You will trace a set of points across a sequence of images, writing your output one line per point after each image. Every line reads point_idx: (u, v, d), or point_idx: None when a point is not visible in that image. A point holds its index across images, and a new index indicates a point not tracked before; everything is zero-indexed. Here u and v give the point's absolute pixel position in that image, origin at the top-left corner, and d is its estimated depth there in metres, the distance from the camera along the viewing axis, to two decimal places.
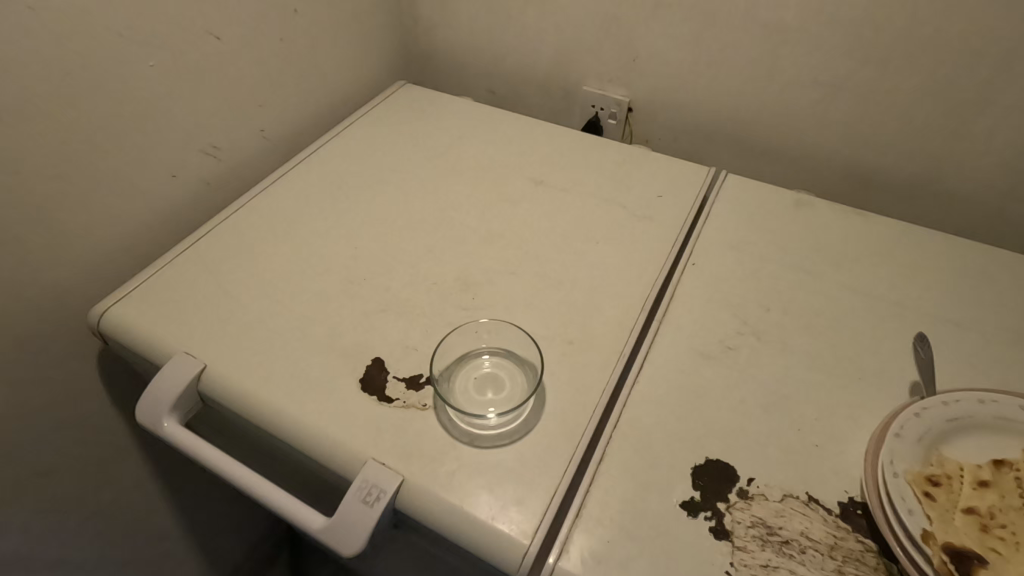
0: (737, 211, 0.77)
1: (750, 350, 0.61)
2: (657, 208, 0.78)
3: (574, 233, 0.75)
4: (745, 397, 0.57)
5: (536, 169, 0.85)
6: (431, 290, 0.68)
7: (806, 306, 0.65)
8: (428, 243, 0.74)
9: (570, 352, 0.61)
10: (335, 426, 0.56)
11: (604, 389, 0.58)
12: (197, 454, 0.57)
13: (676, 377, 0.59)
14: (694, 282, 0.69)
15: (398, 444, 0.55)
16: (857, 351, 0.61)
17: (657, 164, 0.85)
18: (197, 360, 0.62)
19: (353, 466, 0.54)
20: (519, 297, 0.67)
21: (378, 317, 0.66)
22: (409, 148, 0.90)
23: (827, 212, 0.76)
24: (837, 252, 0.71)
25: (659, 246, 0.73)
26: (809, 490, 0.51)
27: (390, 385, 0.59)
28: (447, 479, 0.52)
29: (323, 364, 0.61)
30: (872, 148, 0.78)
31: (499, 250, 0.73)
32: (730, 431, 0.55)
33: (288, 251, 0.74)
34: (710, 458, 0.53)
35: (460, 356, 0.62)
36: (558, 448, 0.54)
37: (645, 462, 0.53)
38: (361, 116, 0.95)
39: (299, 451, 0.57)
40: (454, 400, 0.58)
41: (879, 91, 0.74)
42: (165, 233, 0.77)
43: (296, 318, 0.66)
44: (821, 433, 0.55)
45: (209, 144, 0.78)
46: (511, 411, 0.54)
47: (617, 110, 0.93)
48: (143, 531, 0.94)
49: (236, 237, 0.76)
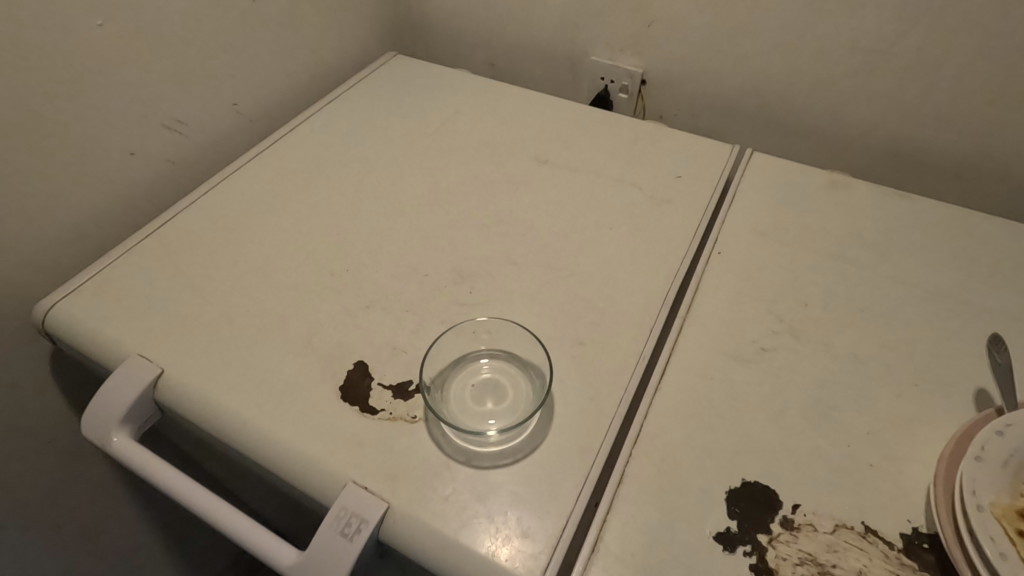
0: (765, 193, 0.69)
1: (787, 352, 0.54)
2: (676, 190, 0.70)
3: (583, 218, 0.67)
4: (784, 407, 0.50)
5: (540, 147, 0.76)
6: (422, 284, 0.60)
7: (849, 300, 0.58)
8: (420, 229, 0.66)
9: (581, 355, 0.53)
10: (310, 442, 0.49)
11: (622, 397, 0.50)
12: (153, 477, 0.49)
13: (704, 383, 0.51)
14: (720, 273, 0.61)
15: (382, 464, 0.47)
16: (911, 353, 0.53)
17: (674, 141, 0.76)
18: (152, 365, 0.54)
19: (330, 491, 0.46)
20: (523, 291, 0.59)
21: (361, 314, 0.58)
22: (400, 124, 0.81)
23: (867, 195, 0.68)
24: (881, 239, 0.63)
25: (680, 233, 0.65)
26: (865, 520, 0.43)
27: (374, 394, 0.51)
28: (440, 505, 0.45)
29: (299, 369, 0.53)
30: (917, 122, 0.70)
31: (499, 237, 0.65)
32: (769, 448, 0.47)
33: (262, 239, 0.66)
34: (747, 480, 0.45)
35: (455, 360, 0.54)
36: (569, 468, 0.46)
37: (671, 485, 0.45)
38: (347, 89, 0.86)
39: (270, 470, 0.49)
40: (448, 413, 0.50)
41: (929, 57, 0.65)
42: (126, 219, 0.69)
43: (269, 315, 0.58)
44: (875, 450, 0.47)
45: (172, 119, 0.69)
46: (515, 427, 0.47)
47: (629, 82, 0.85)
48: (113, 543, 0.87)
49: (205, 224, 0.67)
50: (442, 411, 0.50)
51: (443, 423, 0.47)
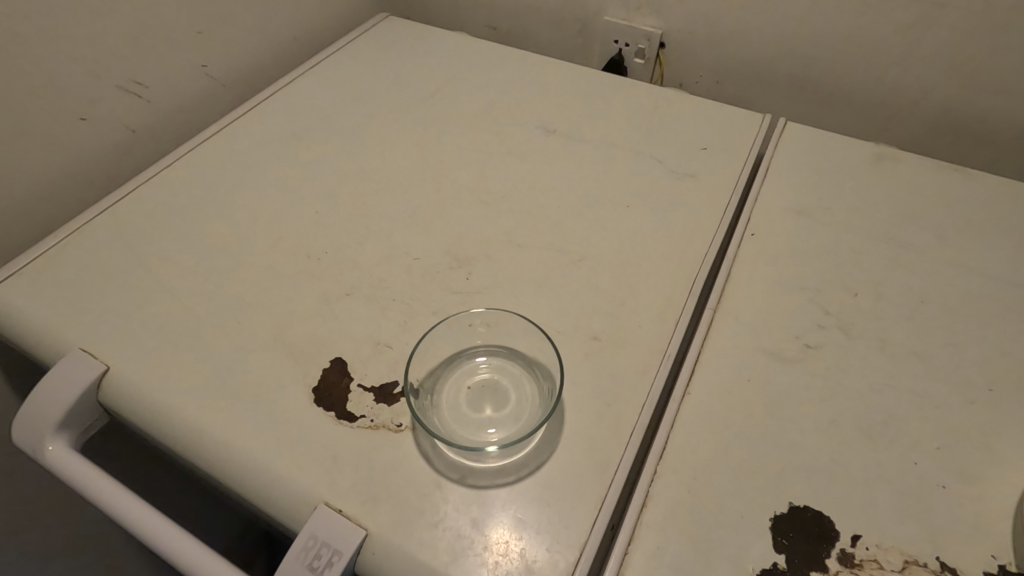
0: (803, 167, 0.61)
1: (837, 350, 0.46)
2: (701, 164, 0.61)
3: (596, 195, 0.59)
4: (837, 416, 0.42)
5: (547, 115, 0.68)
6: (412, 268, 0.52)
7: (906, 290, 0.50)
8: (410, 206, 0.58)
9: (595, 353, 0.46)
10: (277, 455, 0.41)
11: (644, 404, 0.43)
12: (94, 496, 0.42)
13: (741, 387, 0.44)
14: (755, 257, 0.53)
15: (361, 482, 0.39)
16: (981, 351, 0.46)
17: (698, 110, 0.68)
18: (97, 364, 0.46)
19: (300, 514, 0.39)
20: (527, 277, 0.51)
21: (341, 303, 0.50)
22: (390, 90, 0.73)
23: (919, 169, 0.60)
24: (939, 219, 0.55)
25: (708, 212, 0.57)
26: (939, 554, 0.36)
27: (353, 397, 0.44)
28: (430, 533, 0.37)
29: (267, 367, 0.46)
30: (977, 87, 0.61)
31: (500, 216, 0.57)
32: (821, 465, 0.40)
33: (231, 218, 0.58)
34: (797, 505, 0.38)
35: (448, 358, 0.46)
36: (583, 490, 0.39)
37: (705, 510, 0.38)
38: (332, 52, 0.78)
39: (231, 488, 0.42)
40: (440, 423, 0.42)
41: (998, 9, 0.56)
42: (78, 194, 0.61)
43: (235, 304, 0.50)
44: (947, 468, 0.39)
45: (130, 80, 0.61)
46: (519, 442, 0.39)
47: (646, 45, 0.76)
48: (80, 549, 0.80)
49: (168, 200, 0.59)
50: (433, 419, 0.42)
51: (435, 436, 0.40)
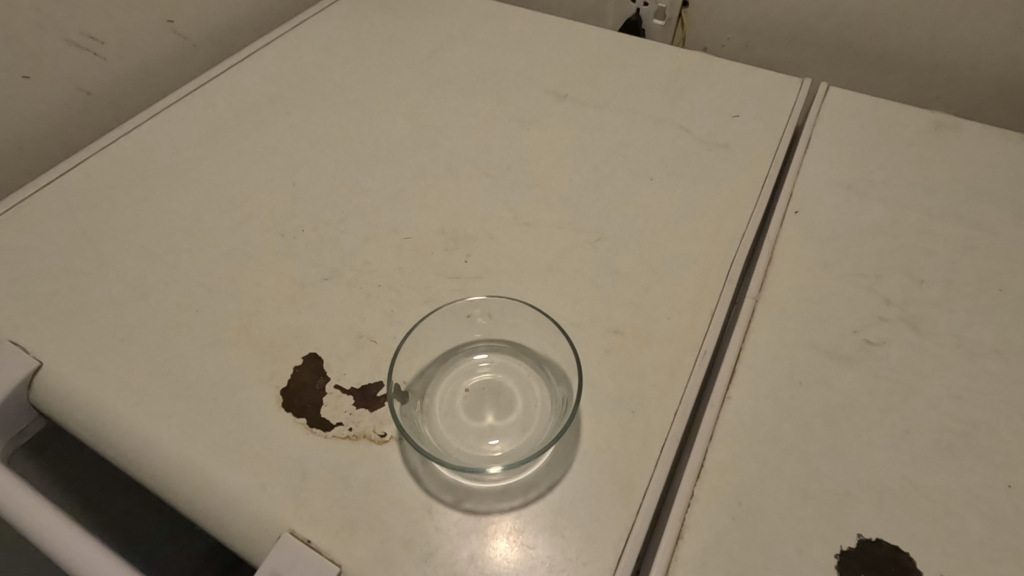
0: (851, 137, 0.53)
1: (903, 348, 0.39)
2: (734, 134, 0.54)
3: (615, 167, 0.51)
4: (909, 427, 0.35)
5: (557, 79, 0.60)
6: (402, 249, 0.45)
7: (980, 277, 0.42)
8: (402, 179, 0.50)
9: (618, 350, 0.39)
10: (237, 472, 0.34)
11: (675, 412, 0.36)
12: (15, 517, 0.35)
13: (792, 391, 0.37)
14: (801, 238, 0.45)
15: (336, 507, 0.33)
16: None
17: (728, 73, 0.60)
18: (28, 358, 0.40)
19: (260, 544, 0.32)
20: (537, 261, 0.44)
21: (318, 289, 0.43)
22: (382, 51, 0.65)
23: (985, 139, 0.52)
24: (1012, 196, 0.48)
25: (743, 187, 0.49)
26: None
27: (329, 401, 0.37)
28: (418, 571, 0.31)
29: (228, 365, 0.39)
30: None
31: (505, 190, 0.49)
32: (894, 489, 0.33)
33: (196, 191, 0.50)
34: (866, 538, 0.31)
35: (442, 355, 0.39)
36: (605, 519, 0.32)
37: (755, 544, 0.31)
38: (316, 11, 0.69)
39: (181, 512, 0.35)
40: (432, 435, 0.35)
41: None
42: (24, 164, 0.53)
43: (195, 290, 0.43)
44: None
45: (83, 34, 0.53)
46: (527, 461, 0.32)
47: (668, 4, 0.68)
48: None
49: (125, 172, 0.52)
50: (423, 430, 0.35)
51: (424, 452, 0.33)
